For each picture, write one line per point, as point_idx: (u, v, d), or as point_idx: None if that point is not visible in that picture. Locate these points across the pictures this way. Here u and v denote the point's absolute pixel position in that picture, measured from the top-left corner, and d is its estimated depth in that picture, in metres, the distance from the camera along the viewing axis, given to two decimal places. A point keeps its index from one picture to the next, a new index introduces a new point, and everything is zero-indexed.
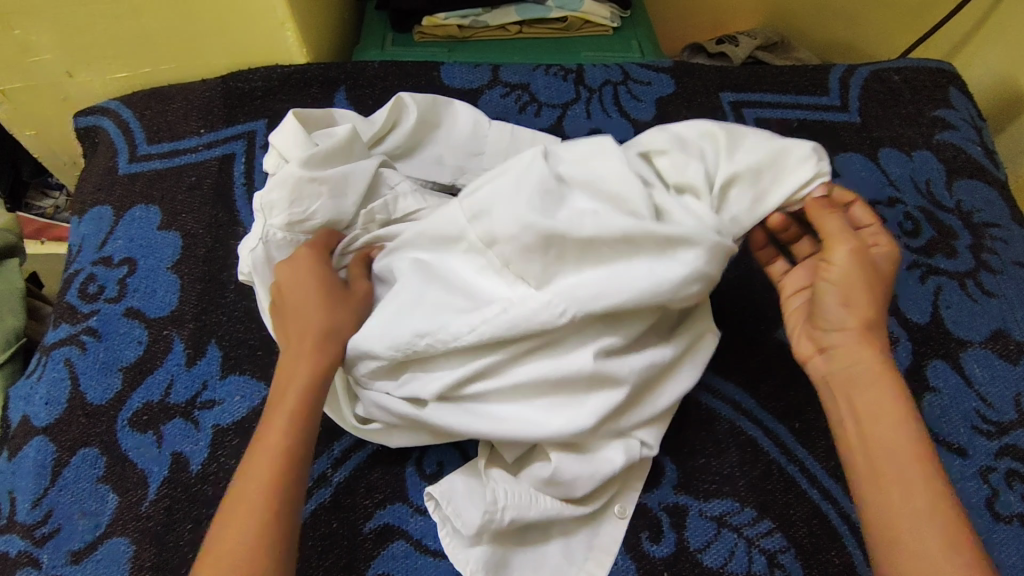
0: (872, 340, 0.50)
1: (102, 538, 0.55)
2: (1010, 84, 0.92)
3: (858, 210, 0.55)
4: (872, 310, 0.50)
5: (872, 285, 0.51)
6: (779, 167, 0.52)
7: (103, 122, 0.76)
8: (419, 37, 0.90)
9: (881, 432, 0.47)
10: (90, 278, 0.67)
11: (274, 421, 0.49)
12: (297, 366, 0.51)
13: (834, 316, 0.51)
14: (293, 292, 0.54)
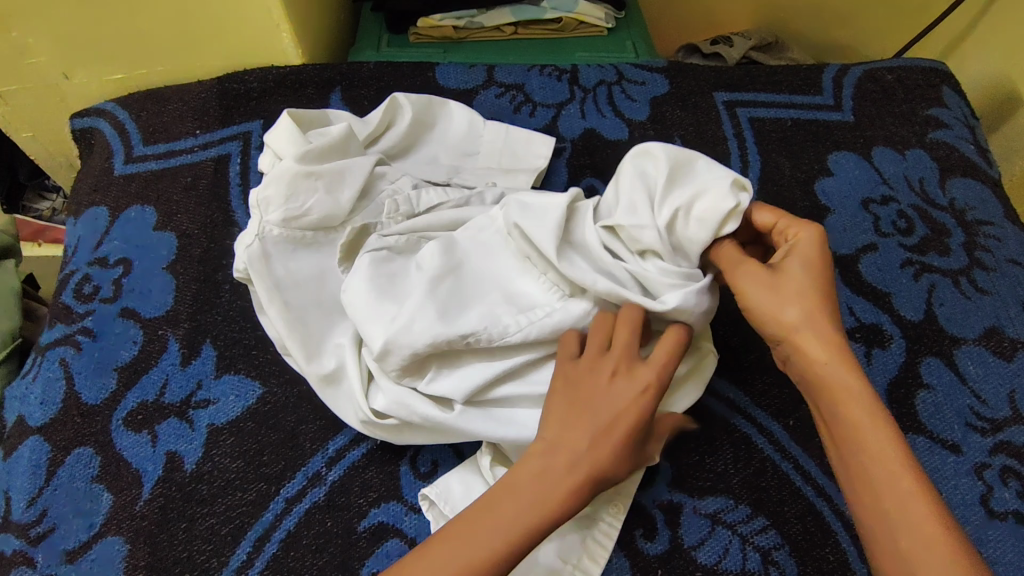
0: (816, 334, 0.48)
1: (96, 538, 0.55)
2: (1003, 83, 0.93)
3: (758, 215, 0.53)
4: (798, 312, 0.48)
5: (785, 289, 0.49)
6: (708, 202, 0.52)
7: (100, 124, 0.76)
8: (415, 38, 0.90)
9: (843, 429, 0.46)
10: (85, 279, 0.67)
11: (492, 530, 0.44)
12: (547, 480, 0.45)
13: (769, 330, 0.50)
14: (591, 395, 0.47)
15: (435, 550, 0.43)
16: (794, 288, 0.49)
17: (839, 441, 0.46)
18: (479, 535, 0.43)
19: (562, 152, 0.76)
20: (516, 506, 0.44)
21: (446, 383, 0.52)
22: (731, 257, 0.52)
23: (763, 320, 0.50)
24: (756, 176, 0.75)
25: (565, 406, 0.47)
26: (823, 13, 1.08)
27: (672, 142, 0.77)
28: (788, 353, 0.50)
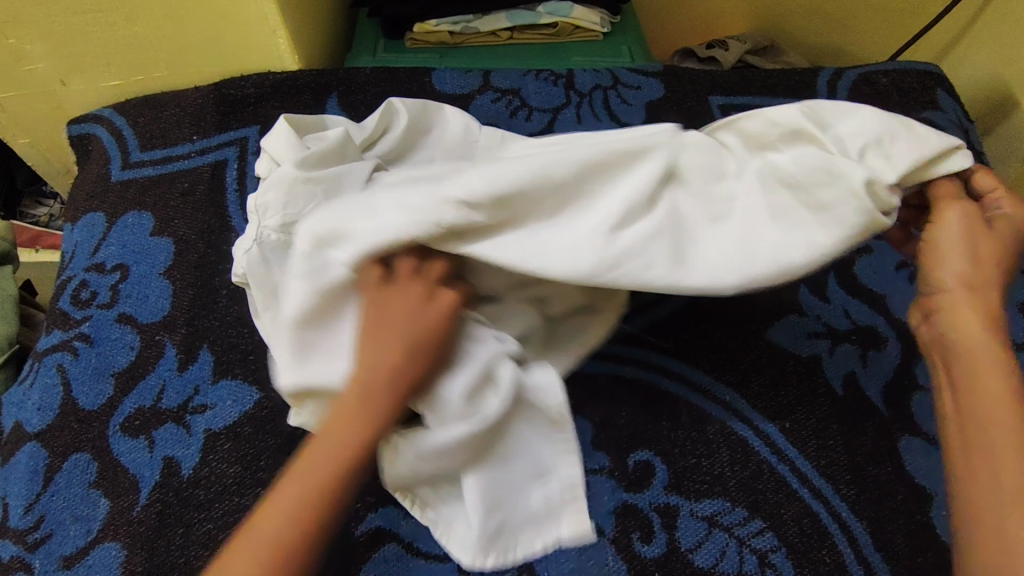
0: (980, 300, 0.48)
1: (93, 543, 0.55)
2: (996, 86, 0.93)
3: (978, 178, 0.53)
4: (972, 269, 0.49)
5: (982, 247, 0.49)
6: (930, 154, 0.50)
7: (97, 130, 0.77)
8: (411, 44, 0.91)
9: (978, 388, 0.45)
10: (82, 285, 0.68)
11: (318, 473, 0.44)
12: (360, 416, 0.45)
13: (935, 277, 0.50)
14: (394, 323, 0.47)
15: (265, 521, 0.43)
16: (990, 249, 0.50)
17: (964, 396, 0.45)
18: (305, 486, 0.44)
19: None
20: (334, 448, 0.45)
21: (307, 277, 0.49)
22: (943, 194, 0.52)
23: (937, 266, 0.50)
24: None
25: (367, 333, 0.47)
26: (818, 17, 1.08)
27: None
28: (942, 302, 0.49)
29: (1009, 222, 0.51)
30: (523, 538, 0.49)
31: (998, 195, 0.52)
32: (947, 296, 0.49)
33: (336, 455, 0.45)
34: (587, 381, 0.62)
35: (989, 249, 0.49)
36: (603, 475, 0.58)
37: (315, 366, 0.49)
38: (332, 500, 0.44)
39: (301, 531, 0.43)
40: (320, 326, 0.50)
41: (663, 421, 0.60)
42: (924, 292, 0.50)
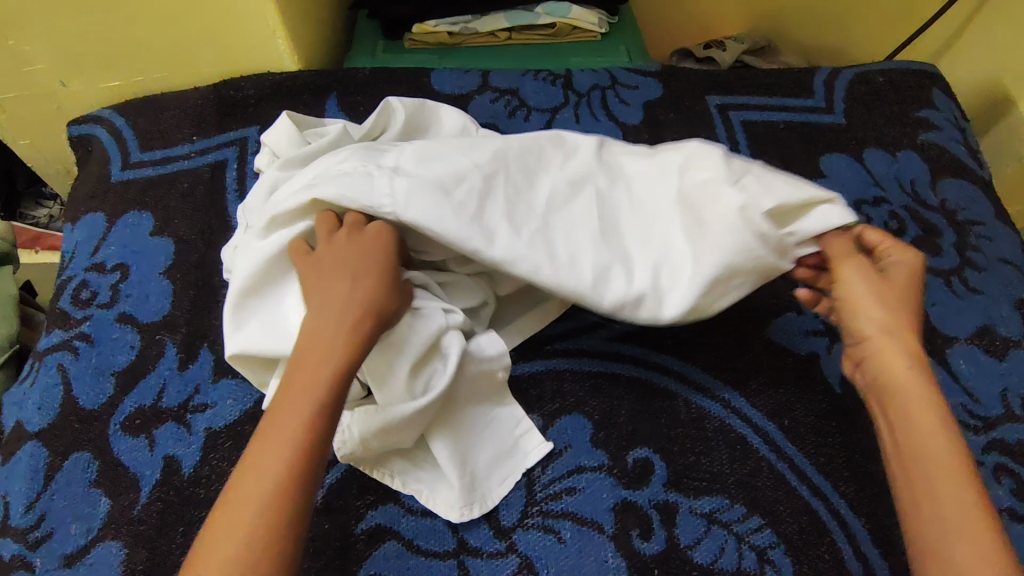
0: (900, 344, 0.50)
1: (95, 542, 0.55)
2: (993, 84, 0.94)
3: (867, 233, 0.55)
4: (889, 317, 0.51)
5: (889, 295, 0.52)
6: (798, 200, 0.53)
7: (97, 131, 0.77)
8: (409, 45, 0.91)
9: (913, 435, 0.47)
10: (83, 285, 0.68)
11: (289, 410, 0.45)
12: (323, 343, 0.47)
13: (855, 328, 0.52)
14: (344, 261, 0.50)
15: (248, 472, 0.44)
16: (894, 295, 0.52)
17: (902, 443, 0.47)
18: (292, 421, 0.45)
19: None
20: (308, 379, 0.46)
21: (267, 246, 0.54)
22: (837, 253, 0.54)
23: (852, 318, 0.52)
24: None
25: (318, 279, 0.50)
26: (815, 17, 1.08)
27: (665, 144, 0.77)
28: (869, 353, 0.51)
29: (899, 264, 0.53)
30: (492, 482, 0.57)
31: (885, 243, 0.54)
32: (868, 346, 0.51)
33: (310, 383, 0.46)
34: (587, 381, 0.62)
35: (898, 291, 0.52)
36: (603, 473, 0.58)
37: (257, 332, 0.54)
38: (325, 417, 0.46)
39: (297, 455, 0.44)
40: (269, 292, 0.55)
41: (661, 419, 0.61)
42: (850, 343, 0.53)
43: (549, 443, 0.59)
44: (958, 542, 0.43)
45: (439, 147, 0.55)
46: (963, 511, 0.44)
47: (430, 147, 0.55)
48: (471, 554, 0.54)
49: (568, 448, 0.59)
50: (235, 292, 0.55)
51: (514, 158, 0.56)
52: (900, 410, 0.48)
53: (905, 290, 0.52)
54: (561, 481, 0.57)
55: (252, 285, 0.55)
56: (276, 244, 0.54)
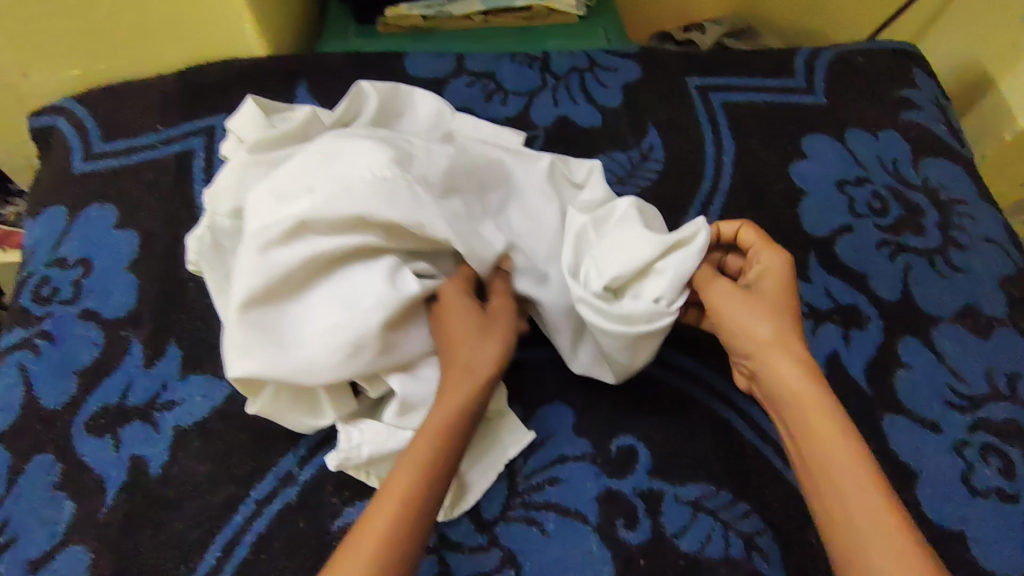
0: (789, 350, 0.49)
1: (59, 547, 0.53)
2: (972, 64, 0.93)
3: (744, 233, 0.54)
4: (770, 329, 0.49)
5: (759, 306, 0.50)
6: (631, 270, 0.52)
7: (57, 121, 0.74)
8: (383, 28, 0.88)
9: (816, 447, 0.45)
10: (44, 280, 0.65)
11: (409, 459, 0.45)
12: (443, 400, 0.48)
13: (740, 345, 0.50)
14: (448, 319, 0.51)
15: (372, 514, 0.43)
16: (768, 306, 0.50)
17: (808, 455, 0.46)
18: (410, 474, 0.44)
19: (536, 140, 0.75)
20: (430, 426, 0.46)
21: (290, 255, 0.48)
22: (703, 279, 0.53)
23: (737, 335, 0.50)
24: (730, 160, 0.74)
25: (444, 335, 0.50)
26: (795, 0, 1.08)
27: (646, 127, 0.76)
28: (758, 368, 0.50)
29: (766, 271, 0.52)
30: (474, 477, 0.54)
31: (756, 245, 0.53)
32: (755, 361, 0.50)
33: (427, 438, 0.46)
34: (568, 369, 0.61)
35: (771, 298, 0.51)
36: (586, 462, 0.56)
37: (277, 352, 0.47)
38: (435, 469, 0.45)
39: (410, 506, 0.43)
40: (288, 302, 0.49)
41: (648, 406, 0.59)
42: (741, 357, 0.51)
43: (531, 433, 0.57)
44: (878, 555, 0.41)
45: (464, 172, 0.55)
46: (873, 519, 0.42)
47: (457, 168, 0.54)
48: (452, 548, 0.53)
49: (551, 437, 0.58)
50: (246, 302, 0.47)
51: (524, 198, 0.59)
52: (799, 423, 0.47)
53: (782, 296, 0.51)
54: (543, 471, 0.56)
55: (266, 294, 0.48)
56: (305, 253, 0.48)
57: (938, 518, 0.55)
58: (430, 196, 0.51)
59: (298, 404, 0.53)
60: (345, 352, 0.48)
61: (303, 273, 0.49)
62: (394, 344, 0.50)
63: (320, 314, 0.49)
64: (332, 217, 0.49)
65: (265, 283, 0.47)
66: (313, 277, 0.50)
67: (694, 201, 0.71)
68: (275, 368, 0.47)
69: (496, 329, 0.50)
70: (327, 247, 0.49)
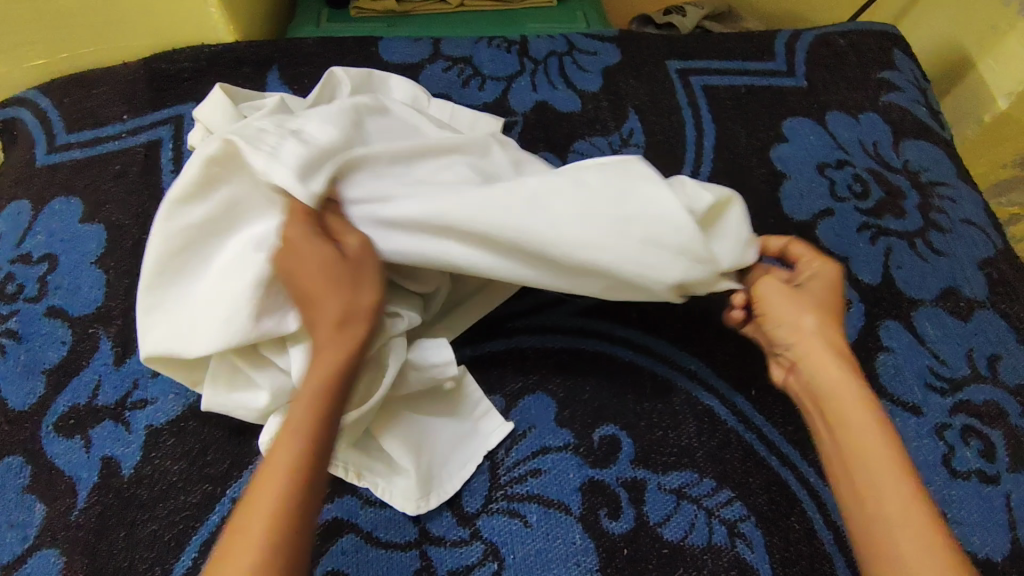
0: (831, 342, 0.49)
1: (30, 551, 0.51)
2: (951, 46, 0.93)
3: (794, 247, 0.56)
4: (815, 320, 0.50)
5: (804, 301, 0.51)
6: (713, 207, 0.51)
7: (21, 113, 0.71)
8: (356, 12, 0.86)
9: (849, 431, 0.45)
10: (8, 277, 0.63)
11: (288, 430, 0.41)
12: (316, 365, 0.43)
13: (783, 335, 0.51)
14: (307, 272, 0.45)
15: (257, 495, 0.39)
16: (816, 302, 0.51)
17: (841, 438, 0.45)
18: (295, 445, 0.41)
19: (515, 126, 0.73)
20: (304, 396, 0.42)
21: (167, 228, 0.47)
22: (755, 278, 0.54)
23: (780, 326, 0.51)
24: (712, 144, 0.73)
25: (302, 288, 0.45)
26: None
27: (626, 112, 0.75)
28: (799, 356, 0.50)
29: (816, 275, 0.53)
30: (449, 470, 0.54)
31: (805, 257, 0.55)
32: (795, 351, 0.50)
33: (302, 403, 0.42)
34: (550, 359, 0.60)
35: (818, 298, 0.51)
36: (568, 452, 0.56)
37: (175, 322, 0.48)
38: (318, 435, 0.42)
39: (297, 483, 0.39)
40: (188, 275, 0.49)
41: (629, 395, 0.59)
42: (781, 349, 0.51)
43: (509, 423, 0.56)
44: (907, 541, 0.40)
45: (351, 125, 0.52)
46: (903, 505, 0.41)
47: (344, 117, 0.51)
48: (434, 543, 0.52)
49: (532, 429, 0.57)
50: (153, 277, 0.48)
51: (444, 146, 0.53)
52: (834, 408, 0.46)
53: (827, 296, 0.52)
54: (526, 463, 0.55)
55: (164, 274, 0.48)
56: (177, 223, 0.47)
57: None
58: (278, 137, 0.47)
59: (236, 382, 0.50)
60: (224, 321, 0.46)
61: (191, 245, 0.48)
62: (274, 308, 0.47)
63: (210, 283, 0.48)
64: (200, 181, 0.46)
65: (158, 256, 0.48)
66: (202, 247, 0.48)
67: None
68: (168, 342, 0.48)
69: (365, 275, 0.45)
70: (209, 212, 0.47)
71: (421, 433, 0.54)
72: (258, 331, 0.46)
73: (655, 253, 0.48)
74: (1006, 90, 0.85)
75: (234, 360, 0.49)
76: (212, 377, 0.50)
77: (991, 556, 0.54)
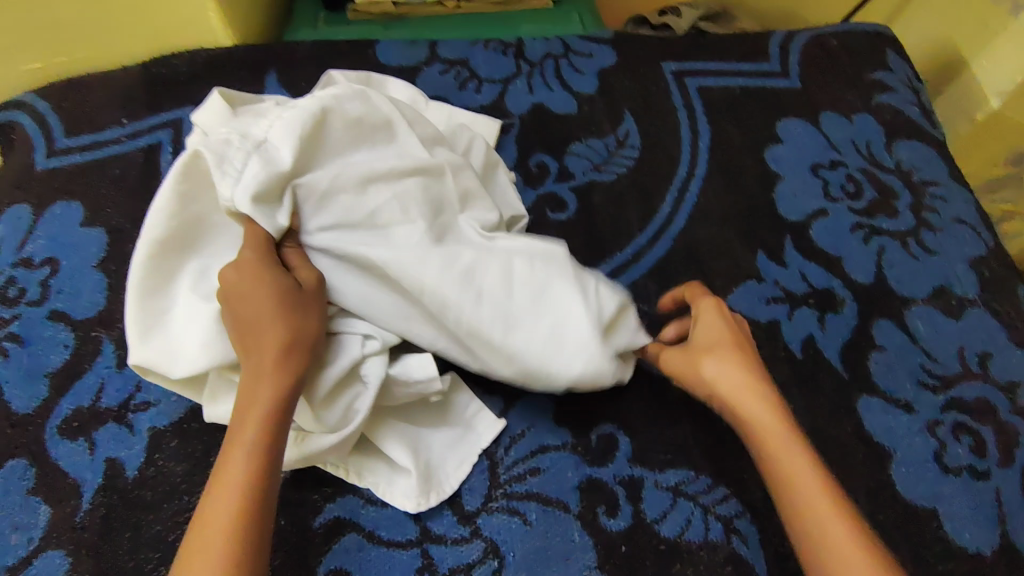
0: (736, 379, 0.51)
1: (36, 552, 0.52)
2: (944, 45, 0.94)
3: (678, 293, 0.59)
4: (714, 369, 0.51)
5: (697, 352, 0.53)
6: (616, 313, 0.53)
7: (19, 117, 0.72)
8: (353, 15, 0.87)
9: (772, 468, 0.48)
10: (9, 281, 0.63)
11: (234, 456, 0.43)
12: (258, 390, 0.45)
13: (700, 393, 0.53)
14: (255, 298, 0.46)
15: (210, 525, 0.41)
16: (705, 351, 0.53)
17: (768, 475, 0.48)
18: (243, 469, 0.43)
19: (511, 128, 0.74)
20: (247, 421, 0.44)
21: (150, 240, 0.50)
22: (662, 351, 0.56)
23: (693, 386, 0.53)
24: (706, 146, 0.74)
25: (242, 318, 0.47)
26: None
27: (621, 114, 0.75)
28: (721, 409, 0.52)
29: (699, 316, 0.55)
30: (447, 470, 0.55)
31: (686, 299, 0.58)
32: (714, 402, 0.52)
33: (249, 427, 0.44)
34: None
35: (710, 346, 0.53)
36: (567, 451, 0.57)
37: (158, 331, 0.50)
38: (263, 459, 0.44)
39: (249, 502, 0.42)
40: (170, 291, 0.51)
41: (627, 394, 0.60)
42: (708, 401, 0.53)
43: (501, 420, 0.57)
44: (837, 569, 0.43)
45: (333, 133, 0.53)
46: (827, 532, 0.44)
47: (322, 128, 0.52)
48: (435, 541, 0.53)
49: (530, 429, 0.58)
50: (136, 293, 0.50)
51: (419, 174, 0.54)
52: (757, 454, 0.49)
53: (722, 338, 0.53)
54: (525, 462, 0.56)
55: (150, 285, 0.50)
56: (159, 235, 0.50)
57: (911, 496, 0.56)
58: (243, 153, 0.50)
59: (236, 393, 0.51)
60: (203, 336, 0.49)
61: (172, 257, 0.51)
62: None
63: (190, 300, 0.50)
64: (177, 198, 0.51)
65: (141, 271, 0.50)
66: (181, 261, 0.51)
67: (671, 188, 0.71)
68: (149, 357, 0.49)
69: (308, 302, 0.48)
70: (187, 229, 0.51)
71: (415, 437, 0.55)
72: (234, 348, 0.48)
73: (558, 346, 0.51)
74: (1000, 88, 0.87)
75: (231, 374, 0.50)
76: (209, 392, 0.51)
77: (980, 550, 0.55)
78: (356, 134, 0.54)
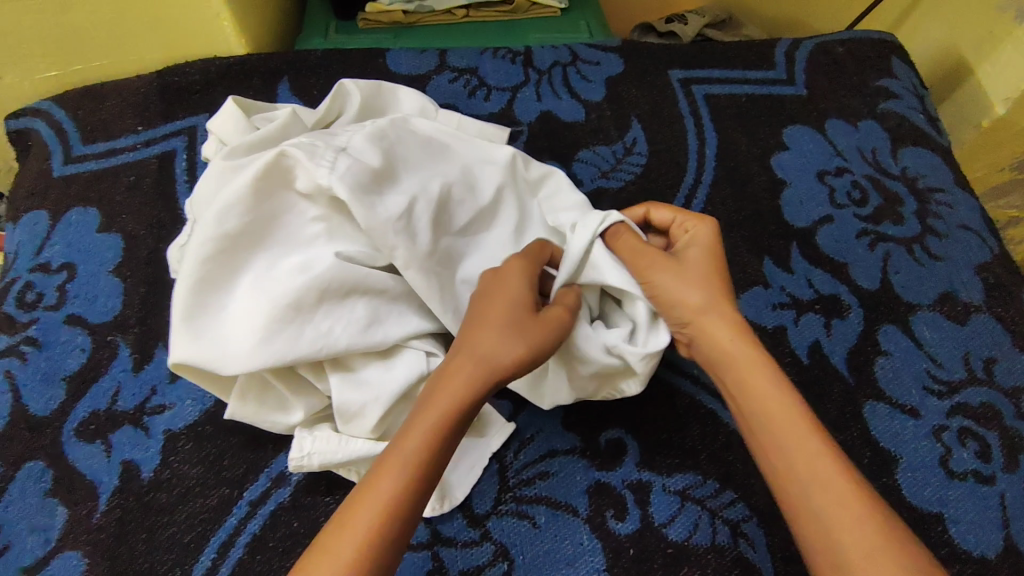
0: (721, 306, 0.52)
1: (52, 553, 0.53)
2: (949, 52, 0.95)
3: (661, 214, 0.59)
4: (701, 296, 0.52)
5: (689, 275, 0.53)
6: None
7: (36, 124, 0.73)
8: (363, 24, 0.88)
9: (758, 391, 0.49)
10: (27, 286, 0.64)
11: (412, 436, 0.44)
12: (458, 381, 0.46)
13: (676, 299, 0.52)
14: (498, 297, 0.49)
15: (374, 486, 0.42)
16: (693, 275, 0.53)
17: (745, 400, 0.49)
18: (416, 447, 0.44)
19: (520, 136, 0.75)
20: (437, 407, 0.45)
21: (212, 238, 0.48)
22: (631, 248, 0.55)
23: (670, 304, 0.52)
24: (713, 153, 0.75)
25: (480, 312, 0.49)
26: None
27: (629, 121, 0.76)
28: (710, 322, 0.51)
29: (695, 244, 0.56)
30: (460, 476, 0.55)
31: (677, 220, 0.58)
32: (691, 328, 0.52)
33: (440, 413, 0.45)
34: None
35: (697, 270, 0.54)
36: (575, 455, 0.57)
37: (209, 329, 0.49)
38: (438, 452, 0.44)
39: (413, 488, 0.43)
40: (224, 289, 0.49)
41: (636, 400, 0.60)
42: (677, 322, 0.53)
43: (512, 424, 0.58)
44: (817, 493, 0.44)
45: (416, 149, 0.56)
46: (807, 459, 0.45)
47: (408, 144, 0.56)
48: (445, 544, 0.54)
49: (540, 433, 0.59)
50: (190, 287, 0.48)
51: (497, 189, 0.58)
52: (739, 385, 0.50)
53: (704, 264, 0.54)
54: (534, 466, 0.57)
55: (206, 284, 0.49)
56: (222, 231, 0.48)
57: (917, 501, 0.57)
58: (334, 157, 0.50)
59: (266, 401, 0.52)
60: (258, 338, 0.47)
61: (227, 253, 0.49)
62: (309, 320, 0.48)
63: (247, 297, 0.49)
64: (250, 197, 0.49)
65: (202, 266, 0.48)
66: (238, 260, 0.50)
67: (678, 195, 0.72)
68: (197, 354, 0.48)
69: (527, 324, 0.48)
70: (256, 226, 0.50)
71: None
72: (300, 352, 0.48)
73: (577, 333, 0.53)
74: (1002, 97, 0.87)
75: (268, 378, 0.51)
76: (242, 394, 0.51)
77: (985, 554, 0.55)
78: (427, 154, 0.57)
